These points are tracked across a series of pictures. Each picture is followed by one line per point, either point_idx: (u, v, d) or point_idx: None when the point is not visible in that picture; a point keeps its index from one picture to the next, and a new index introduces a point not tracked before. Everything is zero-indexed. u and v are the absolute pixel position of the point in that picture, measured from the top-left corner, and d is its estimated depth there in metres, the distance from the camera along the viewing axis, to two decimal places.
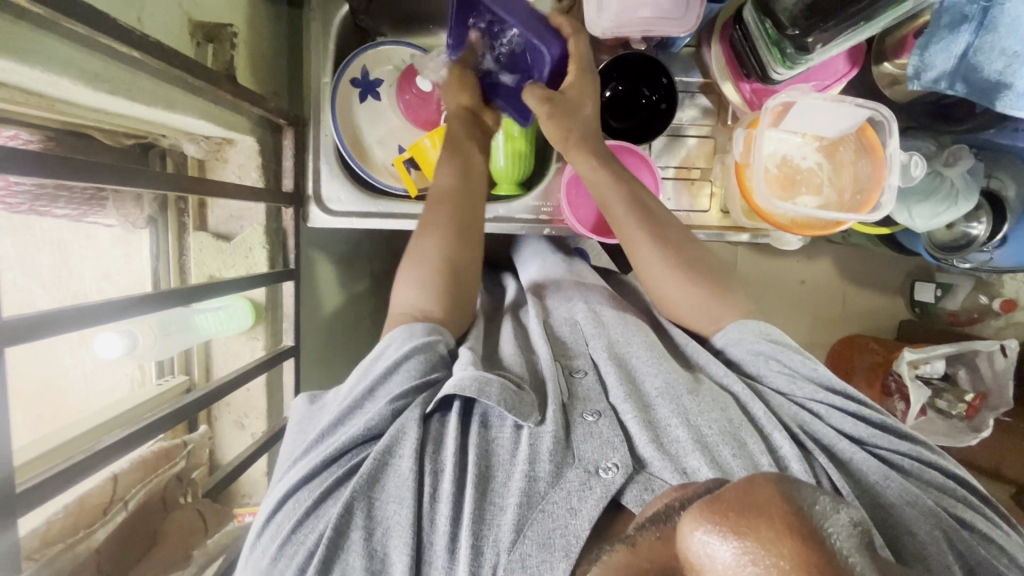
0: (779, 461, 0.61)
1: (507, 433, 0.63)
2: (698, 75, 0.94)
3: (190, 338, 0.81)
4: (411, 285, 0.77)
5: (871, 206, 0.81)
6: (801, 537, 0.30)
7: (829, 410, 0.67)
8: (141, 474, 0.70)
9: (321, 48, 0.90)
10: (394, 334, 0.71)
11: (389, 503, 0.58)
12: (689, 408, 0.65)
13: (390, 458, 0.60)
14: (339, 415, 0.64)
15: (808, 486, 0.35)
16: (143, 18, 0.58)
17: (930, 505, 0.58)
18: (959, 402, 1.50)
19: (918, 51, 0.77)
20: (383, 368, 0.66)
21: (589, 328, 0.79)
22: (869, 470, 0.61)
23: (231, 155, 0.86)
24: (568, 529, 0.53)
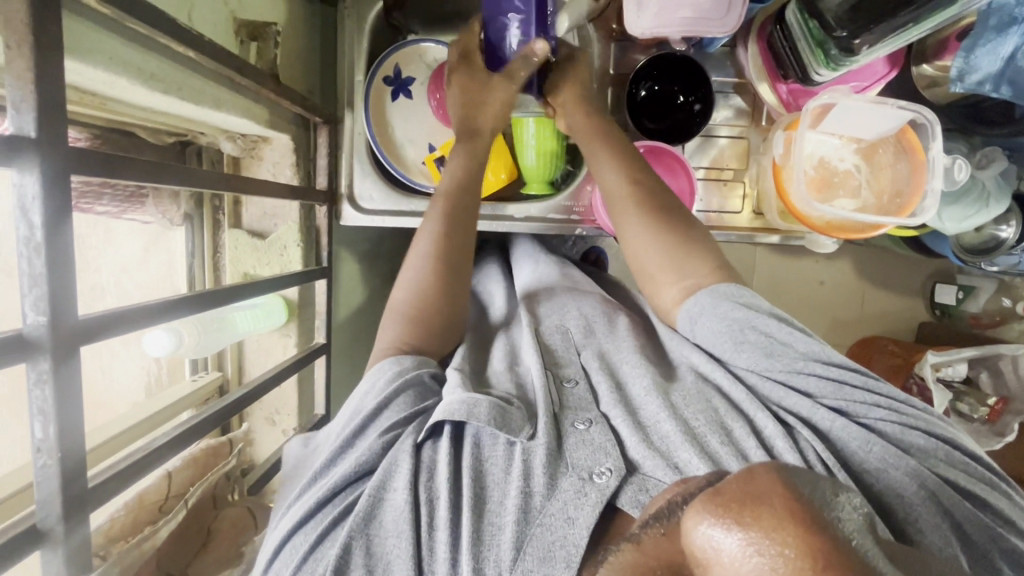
0: (766, 446, 0.60)
1: (499, 452, 0.63)
2: (732, 75, 0.93)
3: (227, 337, 0.79)
4: (396, 320, 0.77)
5: (910, 211, 0.80)
6: (802, 522, 0.31)
7: (808, 381, 0.62)
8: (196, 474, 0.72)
9: (356, 46, 0.90)
10: (384, 364, 0.71)
11: (388, 537, 0.56)
12: (676, 403, 0.65)
13: (385, 492, 0.60)
14: (331, 456, 0.64)
15: (808, 474, 0.36)
16: (193, 17, 0.58)
17: (914, 467, 0.55)
18: (981, 406, 1.47)
19: (963, 54, 0.76)
20: (371, 406, 0.66)
21: (579, 337, 0.79)
22: (852, 438, 0.58)
23: (266, 153, 0.86)
24: (567, 540, 0.53)
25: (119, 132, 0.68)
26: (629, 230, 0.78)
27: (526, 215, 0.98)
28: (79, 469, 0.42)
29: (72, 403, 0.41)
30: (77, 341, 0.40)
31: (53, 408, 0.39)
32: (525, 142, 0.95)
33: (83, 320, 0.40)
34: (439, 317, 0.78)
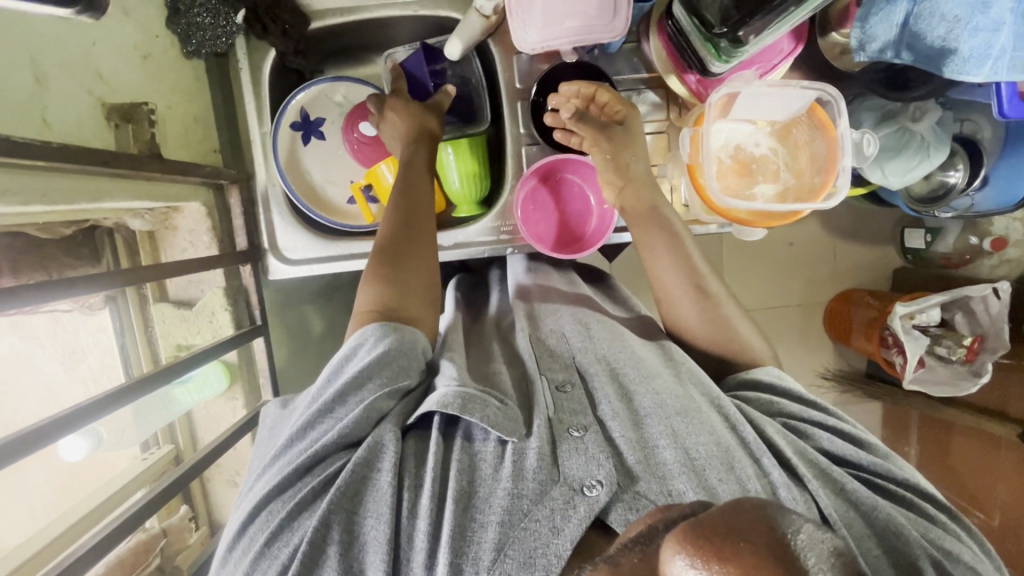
0: (768, 486, 0.62)
1: (489, 449, 0.64)
2: (642, 70, 0.90)
3: (171, 414, 0.82)
4: (370, 282, 0.76)
5: (827, 191, 0.78)
6: (778, 564, 0.32)
7: (831, 440, 0.69)
8: None
9: (254, 98, 0.88)
10: (368, 329, 0.70)
11: (367, 518, 0.59)
12: (678, 430, 0.66)
13: (371, 471, 0.62)
14: (310, 419, 0.65)
15: (791, 511, 0.37)
16: (49, 118, 0.57)
17: (918, 536, 0.60)
18: (959, 347, 1.50)
19: (858, 23, 0.73)
20: (353, 375, 0.66)
21: (578, 341, 0.79)
22: (864, 492, 0.63)
23: (179, 222, 0.85)
24: (549, 549, 0.55)
25: (10, 236, 0.67)
26: (663, 266, 0.83)
27: (456, 241, 0.96)
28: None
29: None
30: None
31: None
32: (444, 162, 0.94)
33: None
34: (414, 284, 0.77)
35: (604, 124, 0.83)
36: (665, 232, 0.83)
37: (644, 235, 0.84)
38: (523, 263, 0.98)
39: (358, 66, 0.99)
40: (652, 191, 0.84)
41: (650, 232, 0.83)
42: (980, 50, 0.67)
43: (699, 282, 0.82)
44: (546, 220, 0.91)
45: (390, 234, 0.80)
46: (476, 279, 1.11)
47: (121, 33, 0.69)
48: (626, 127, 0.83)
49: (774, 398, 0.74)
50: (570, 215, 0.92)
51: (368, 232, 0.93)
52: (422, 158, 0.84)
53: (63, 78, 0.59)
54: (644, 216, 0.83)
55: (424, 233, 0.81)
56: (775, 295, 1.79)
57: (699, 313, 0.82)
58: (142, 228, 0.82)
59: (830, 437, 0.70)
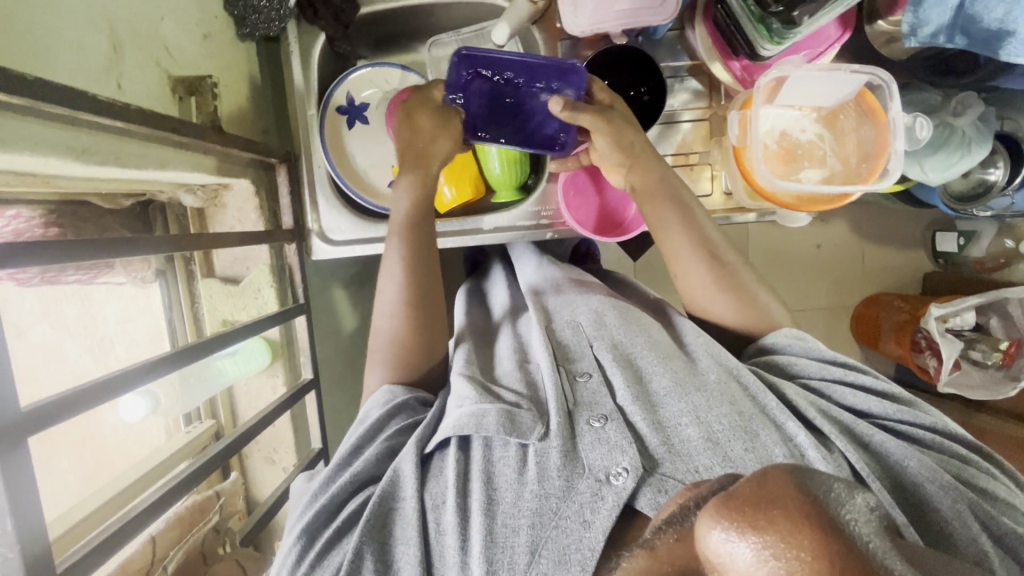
0: (795, 450, 0.63)
1: (511, 453, 0.64)
2: (685, 58, 0.91)
3: (215, 385, 0.82)
4: (388, 326, 0.79)
5: (878, 173, 0.78)
6: (817, 527, 0.30)
7: (853, 393, 0.70)
8: (179, 533, 0.72)
9: (303, 82, 0.90)
10: (383, 391, 0.74)
11: (398, 543, 0.59)
12: (699, 407, 0.66)
13: (395, 501, 0.63)
14: (330, 476, 0.67)
15: (821, 472, 0.34)
16: (123, 85, 0.58)
17: (951, 479, 0.61)
18: (994, 351, 1.45)
19: (911, 8, 0.73)
20: (367, 428, 0.69)
21: (591, 330, 0.79)
22: (893, 442, 0.64)
23: (229, 200, 0.86)
24: (582, 543, 0.54)
25: (74, 205, 0.69)
26: (681, 255, 0.82)
27: (495, 226, 0.97)
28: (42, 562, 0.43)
29: (26, 496, 0.42)
30: (26, 431, 0.42)
31: (7, 504, 0.41)
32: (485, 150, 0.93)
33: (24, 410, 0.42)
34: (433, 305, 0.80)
35: (601, 108, 0.78)
36: (680, 210, 0.81)
37: (660, 215, 0.81)
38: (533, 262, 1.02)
39: (402, 54, 1.00)
40: (660, 168, 0.81)
41: (663, 206, 0.80)
42: None
43: (717, 253, 0.81)
44: (587, 205, 0.92)
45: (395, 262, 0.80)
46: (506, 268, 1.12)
47: (187, 10, 0.71)
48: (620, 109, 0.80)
49: (791, 360, 0.74)
50: (610, 203, 0.93)
51: None
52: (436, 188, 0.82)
53: (135, 49, 0.61)
54: (659, 191, 0.80)
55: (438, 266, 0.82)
56: (803, 296, 1.77)
57: (716, 289, 0.81)
58: (194, 204, 0.84)
59: (851, 391, 0.71)
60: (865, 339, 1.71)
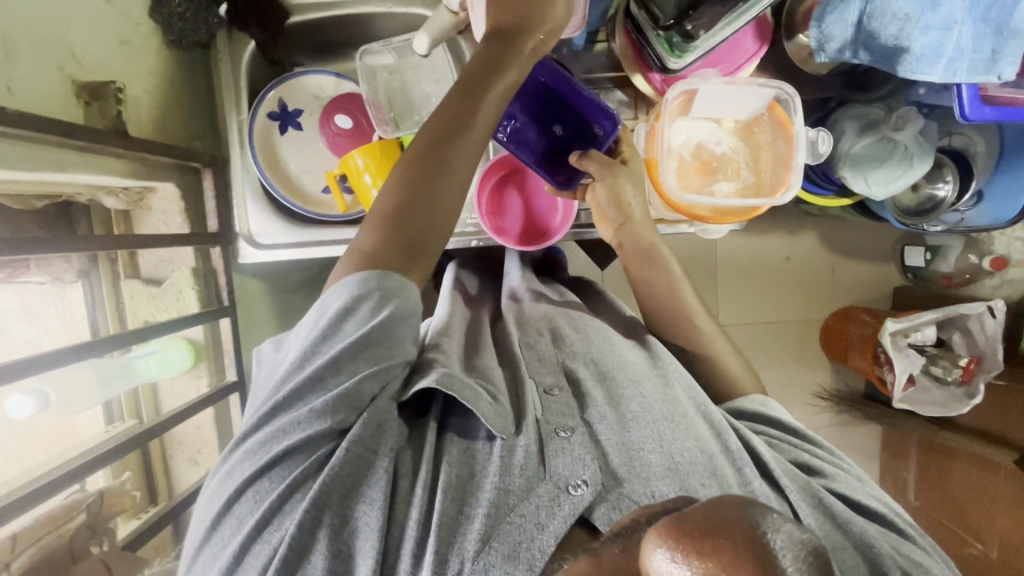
0: (747, 486, 0.63)
1: (480, 446, 0.64)
2: (610, 70, 0.92)
3: (129, 383, 0.85)
4: (363, 247, 0.68)
5: (784, 187, 0.78)
6: (758, 560, 0.31)
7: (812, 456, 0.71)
8: (42, 530, 0.72)
9: (233, 88, 0.91)
10: (367, 281, 0.64)
11: (361, 504, 0.58)
12: (664, 436, 0.66)
13: (367, 453, 0.60)
14: (300, 389, 0.61)
15: (767, 505, 0.36)
16: (14, 88, 0.60)
17: (890, 545, 0.61)
18: (954, 368, 1.44)
19: (815, 24, 0.73)
20: (348, 341, 0.61)
21: (566, 343, 0.80)
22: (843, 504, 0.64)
23: (153, 203, 0.88)
24: (534, 543, 0.54)
25: None
26: (653, 290, 0.85)
27: None
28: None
29: None
30: None
31: None
32: None
33: None
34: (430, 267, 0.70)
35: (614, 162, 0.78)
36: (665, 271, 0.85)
37: (644, 263, 0.85)
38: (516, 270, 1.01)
39: (339, 62, 1.02)
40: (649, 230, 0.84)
41: (647, 265, 0.85)
42: (932, 49, 0.66)
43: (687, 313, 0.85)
44: (511, 214, 0.93)
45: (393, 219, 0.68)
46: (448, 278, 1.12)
47: (100, 17, 0.72)
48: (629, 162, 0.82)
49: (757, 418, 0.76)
50: (536, 211, 0.93)
51: (338, 220, 0.95)
52: (466, 122, 0.69)
53: (33, 54, 0.62)
54: (639, 250, 0.84)
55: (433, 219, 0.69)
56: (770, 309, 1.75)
57: (689, 335, 0.84)
58: (117, 206, 0.86)
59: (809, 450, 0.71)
60: (833, 353, 1.69)
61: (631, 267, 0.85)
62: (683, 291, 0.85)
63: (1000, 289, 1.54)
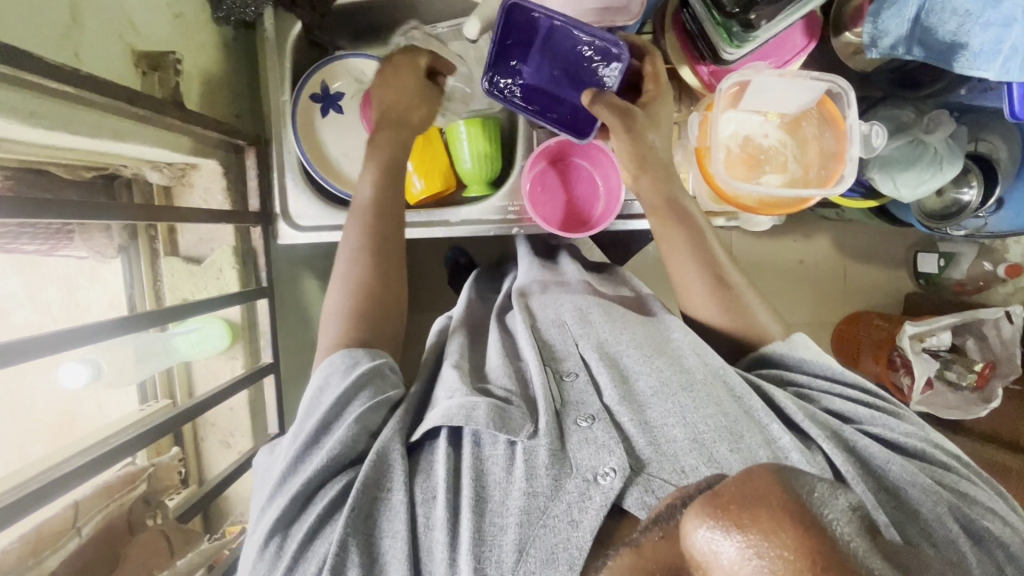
0: (779, 454, 0.63)
1: (500, 451, 0.64)
2: (656, 62, 0.92)
3: (168, 360, 0.85)
4: (340, 304, 0.76)
5: (835, 180, 0.79)
6: (803, 525, 0.29)
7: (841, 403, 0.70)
8: (103, 499, 0.71)
9: (278, 68, 0.90)
10: (336, 358, 0.70)
11: (386, 538, 0.59)
12: (686, 408, 0.66)
13: (382, 490, 0.62)
14: (300, 453, 0.65)
15: (808, 473, 0.34)
16: (80, 52, 0.59)
17: (931, 482, 0.61)
18: (969, 372, 1.44)
19: (872, 18, 0.75)
20: (333, 401, 0.66)
21: (577, 328, 0.79)
22: (875, 450, 0.64)
23: (196, 180, 0.87)
24: (570, 542, 0.55)
25: (33, 173, 0.70)
26: (681, 262, 0.82)
27: (461, 219, 0.97)
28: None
29: None
30: None
31: None
32: (457, 143, 0.95)
33: None
34: (393, 280, 0.79)
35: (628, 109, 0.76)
36: (689, 237, 0.81)
37: (670, 235, 0.82)
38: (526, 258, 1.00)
39: (380, 47, 1.01)
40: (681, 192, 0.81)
41: (675, 229, 0.81)
42: (991, 45, 0.67)
43: (719, 272, 0.81)
44: (553, 202, 0.92)
45: (364, 220, 0.79)
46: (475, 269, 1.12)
47: None
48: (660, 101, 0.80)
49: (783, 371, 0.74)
50: (577, 200, 0.93)
51: None
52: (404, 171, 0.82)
53: (98, 20, 0.62)
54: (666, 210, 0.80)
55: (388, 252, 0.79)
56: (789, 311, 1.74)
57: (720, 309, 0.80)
58: (160, 181, 0.85)
59: (835, 399, 0.71)
60: (842, 356, 1.71)
61: (659, 231, 0.82)
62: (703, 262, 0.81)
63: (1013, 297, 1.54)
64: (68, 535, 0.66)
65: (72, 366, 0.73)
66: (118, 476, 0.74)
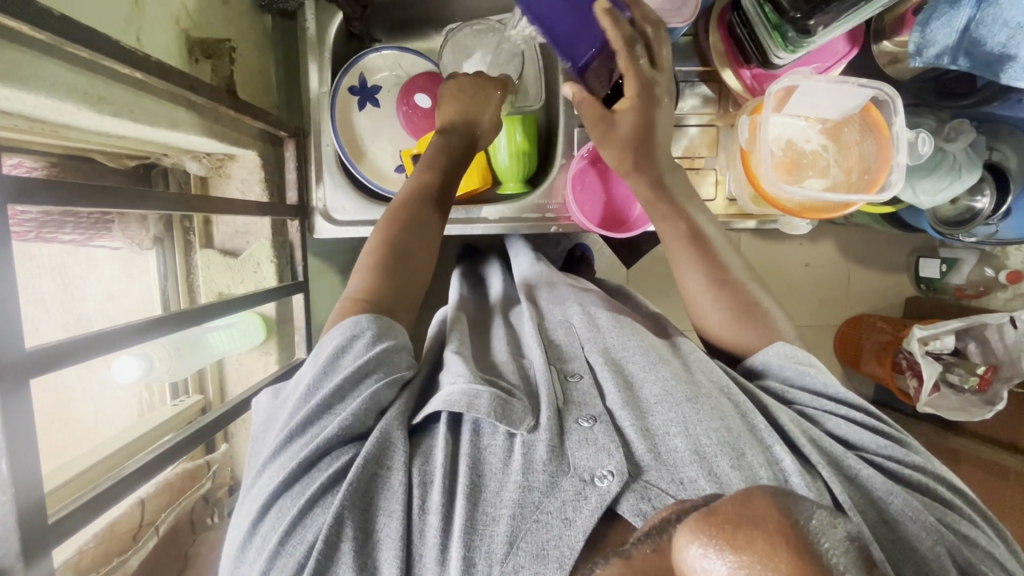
0: (778, 471, 0.58)
1: (499, 442, 0.59)
2: (695, 63, 0.93)
3: (205, 357, 0.80)
4: (361, 271, 0.73)
5: (880, 185, 0.80)
6: (798, 554, 0.27)
7: (841, 426, 0.66)
8: (168, 499, 0.79)
9: (316, 59, 0.88)
10: (362, 320, 0.66)
11: (379, 516, 0.54)
12: (689, 416, 0.61)
13: (381, 469, 0.57)
14: (309, 415, 0.60)
15: (804, 497, 0.32)
16: (141, 37, 0.58)
17: (934, 520, 0.56)
18: (971, 376, 1.39)
19: (919, 28, 0.76)
20: (352, 370, 0.62)
21: (584, 332, 0.76)
22: (877, 481, 0.59)
23: (233, 171, 0.85)
24: (562, 540, 0.50)
25: (77, 160, 0.69)
26: (679, 251, 0.78)
27: (500, 216, 0.96)
28: (34, 488, 0.39)
29: (29, 447, 0.38)
30: (25, 372, 0.38)
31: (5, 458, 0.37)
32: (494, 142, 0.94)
33: (29, 350, 0.38)
34: (415, 279, 0.75)
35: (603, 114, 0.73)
36: (683, 221, 0.77)
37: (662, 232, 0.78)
38: (527, 260, 0.99)
39: (416, 41, 1.00)
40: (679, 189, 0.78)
41: (670, 228, 0.77)
42: None
43: (717, 263, 0.77)
44: (594, 199, 0.91)
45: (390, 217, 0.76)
46: (473, 269, 1.09)
47: None
48: (663, 100, 0.73)
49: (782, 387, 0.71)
50: (615, 200, 0.92)
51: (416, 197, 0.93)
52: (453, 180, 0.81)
53: (155, 4, 0.60)
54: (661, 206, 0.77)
55: (425, 241, 0.76)
56: (812, 315, 1.69)
57: (732, 321, 0.75)
58: (198, 172, 0.83)
59: (838, 422, 0.67)
60: (846, 359, 1.65)
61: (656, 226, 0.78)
62: (706, 265, 0.77)
63: (1014, 301, 1.51)
64: (144, 533, 0.75)
65: (125, 360, 0.71)
66: (177, 476, 0.82)
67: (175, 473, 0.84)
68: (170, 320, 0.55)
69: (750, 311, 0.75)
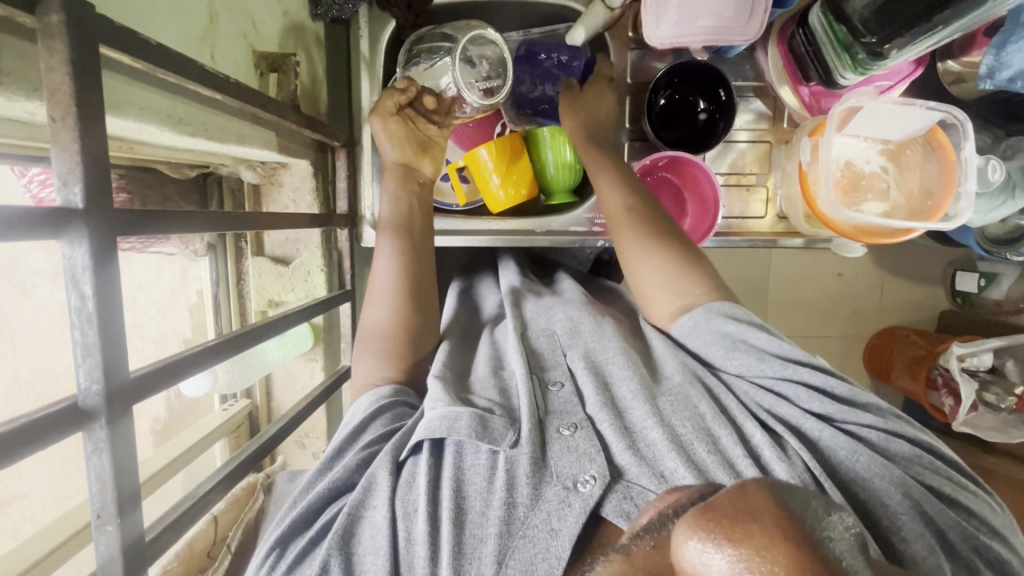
0: (756, 459, 0.57)
1: (483, 459, 0.57)
2: (750, 78, 0.90)
3: (258, 369, 0.81)
4: (370, 354, 0.72)
5: (943, 215, 0.79)
6: (798, 542, 0.26)
7: (798, 391, 0.62)
8: (237, 515, 0.80)
9: (367, 67, 0.87)
10: (359, 405, 0.67)
11: (365, 555, 0.52)
12: (662, 409, 0.61)
13: (365, 508, 0.56)
14: (307, 481, 0.61)
15: (796, 487, 0.31)
16: (215, 55, 0.58)
17: (902, 475, 0.55)
18: (1009, 396, 1.32)
19: (993, 51, 0.73)
20: (347, 431, 0.63)
21: (566, 339, 0.73)
22: (839, 447, 0.57)
23: (285, 179, 0.85)
24: (550, 552, 0.49)
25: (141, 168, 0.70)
26: (623, 245, 0.76)
27: (547, 229, 0.95)
28: (135, 518, 0.40)
29: (130, 479, 0.38)
30: (128, 401, 0.38)
31: (109, 492, 0.38)
32: (542, 149, 0.93)
33: (132, 378, 0.38)
34: (425, 342, 0.76)
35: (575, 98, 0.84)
36: (643, 230, 0.75)
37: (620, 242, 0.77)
38: (512, 273, 0.95)
39: None
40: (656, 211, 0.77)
41: (626, 232, 0.76)
42: None
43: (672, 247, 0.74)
44: None
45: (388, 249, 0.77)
46: (466, 279, 1.03)
47: None
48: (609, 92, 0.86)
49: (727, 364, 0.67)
50: None
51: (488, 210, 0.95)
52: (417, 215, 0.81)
53: (227, 21, 0.60)
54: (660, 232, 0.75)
55: (422, 309, 0.76)
56: (844, 327, 1.66)
57: (662, 259, 0.73)
58: (251, 179, 0.84)
59: (794, 391, 0.62)
60: (875, 370, 1.61)
61: (620, 226, 0.77)
62: (649, 246, 0.74)
63: None
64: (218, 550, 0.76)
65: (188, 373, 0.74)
66: (241, 490, 0.84)
67: (239, 486, 0.85)
68: (256, 330, 0.57)
69: (709, 278, 0.72)
